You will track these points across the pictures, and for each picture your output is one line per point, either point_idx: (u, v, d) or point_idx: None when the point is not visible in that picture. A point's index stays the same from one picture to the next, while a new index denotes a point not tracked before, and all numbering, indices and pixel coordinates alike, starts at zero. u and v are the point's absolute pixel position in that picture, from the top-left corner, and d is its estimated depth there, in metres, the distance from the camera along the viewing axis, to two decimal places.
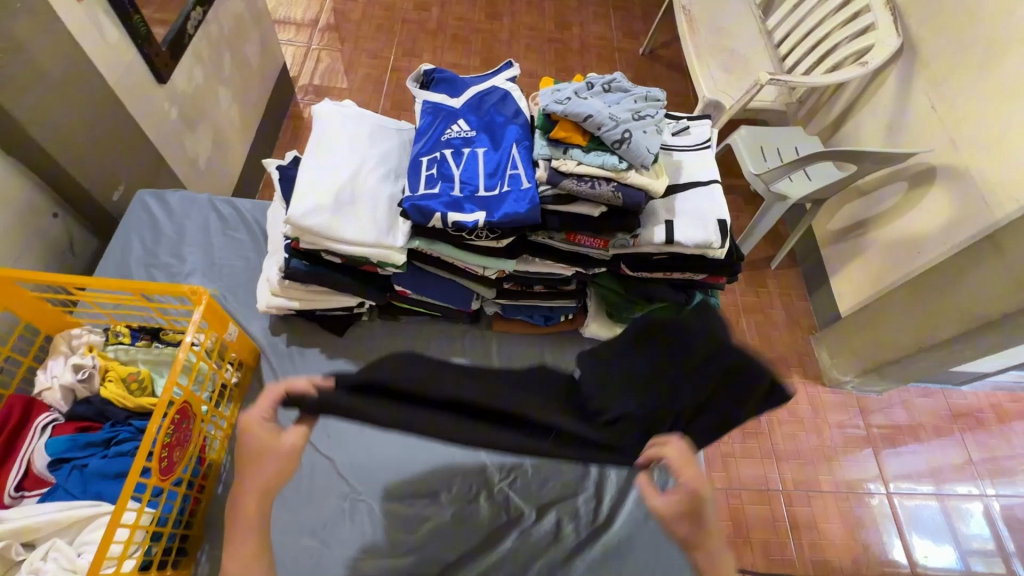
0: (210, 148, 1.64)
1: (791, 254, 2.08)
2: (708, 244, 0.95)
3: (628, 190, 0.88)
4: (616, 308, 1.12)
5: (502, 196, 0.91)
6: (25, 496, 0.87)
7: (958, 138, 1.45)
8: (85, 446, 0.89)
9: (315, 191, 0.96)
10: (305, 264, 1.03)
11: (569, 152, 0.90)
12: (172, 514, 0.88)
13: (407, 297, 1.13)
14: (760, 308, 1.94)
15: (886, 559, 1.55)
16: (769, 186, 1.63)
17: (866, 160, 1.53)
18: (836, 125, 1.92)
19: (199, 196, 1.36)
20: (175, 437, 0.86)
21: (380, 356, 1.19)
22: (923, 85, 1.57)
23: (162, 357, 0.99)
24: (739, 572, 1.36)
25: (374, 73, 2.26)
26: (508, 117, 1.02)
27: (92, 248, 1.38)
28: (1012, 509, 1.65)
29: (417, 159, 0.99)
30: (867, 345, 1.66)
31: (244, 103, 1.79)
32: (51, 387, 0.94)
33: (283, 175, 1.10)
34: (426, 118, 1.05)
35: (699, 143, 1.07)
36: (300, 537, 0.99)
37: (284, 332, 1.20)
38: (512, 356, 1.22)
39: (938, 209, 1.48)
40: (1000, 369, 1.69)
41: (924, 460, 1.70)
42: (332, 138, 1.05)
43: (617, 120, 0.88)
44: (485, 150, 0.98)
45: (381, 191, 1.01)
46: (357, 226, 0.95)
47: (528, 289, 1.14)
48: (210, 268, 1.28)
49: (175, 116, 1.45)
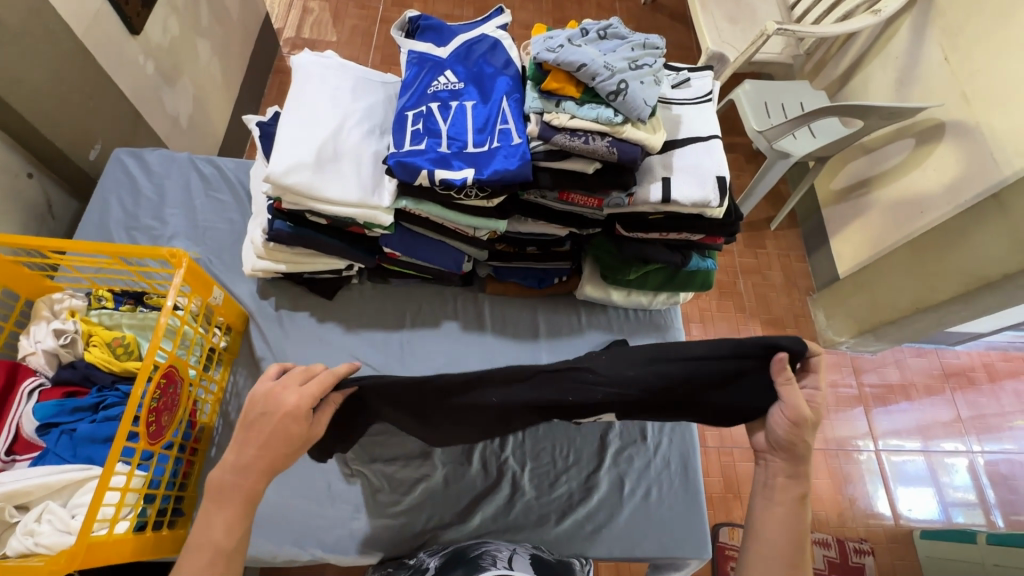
0: (192, 105, 1.57)
1: (791, 215, 2.04)
2: (706, 203, 0.91)
3: (623, 145, 0.84)
4: (610, 271, 1.10)
5: (492, 152, 0.86)
6: (16, 460, 0.87)
7: (969, 92, 1.39)
8: (72, 411, 0.88)
9: (296, 147, 0.92)
10: (289, 225, 1.00)
11: (562, 105, 0.85)
12: (164, 477, 0.89)
13: (397, 259, 1.10)
14: (758, 270, 1.92)
15: (870, 511, 1.59)
16: (772, 143, 1.57)
17: (875, 115, 1.47)
18: (844, 78, 1.84)
19: (179, 154, 1.31)
20: (163, 402, 0.85)
21: (370, 320, 1.18)
22: (937, 35, 1.49)
23: (148, 322, 0.98)
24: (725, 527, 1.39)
25: (362, 25, 2.14)
26: (498, 67, 0.96)
27: (73, 209, 1.33)
28: (996, 464, 1.68)
29: (403, 114, 0.95)
30: (863, 305, 1.65)
31: (225, 57, 1.70)
32: (34, 351, 0.92)
33: (263, 132, 1.05)
34: (411, 69, 0.99)
35: (699, 96, 1.01)
36: (299, 500, 1.00)
37: (272, 295, 1.18)
38: (505, 319, 1.21)
39: (943, 167, 1.44)
40: (994, 329, 1.69)
41: (913, 418, 1.71)
42: (312, 91, 1.00)
43: (612, 69, 0.82)
44: (473, 103, 0.93)
45: (365, 148, 0.96)
46: (340, 185, 0.91)
47: (521, 251, 1.11)
48: (194, 230, 1.24)
49: (151, 70, 1.37)
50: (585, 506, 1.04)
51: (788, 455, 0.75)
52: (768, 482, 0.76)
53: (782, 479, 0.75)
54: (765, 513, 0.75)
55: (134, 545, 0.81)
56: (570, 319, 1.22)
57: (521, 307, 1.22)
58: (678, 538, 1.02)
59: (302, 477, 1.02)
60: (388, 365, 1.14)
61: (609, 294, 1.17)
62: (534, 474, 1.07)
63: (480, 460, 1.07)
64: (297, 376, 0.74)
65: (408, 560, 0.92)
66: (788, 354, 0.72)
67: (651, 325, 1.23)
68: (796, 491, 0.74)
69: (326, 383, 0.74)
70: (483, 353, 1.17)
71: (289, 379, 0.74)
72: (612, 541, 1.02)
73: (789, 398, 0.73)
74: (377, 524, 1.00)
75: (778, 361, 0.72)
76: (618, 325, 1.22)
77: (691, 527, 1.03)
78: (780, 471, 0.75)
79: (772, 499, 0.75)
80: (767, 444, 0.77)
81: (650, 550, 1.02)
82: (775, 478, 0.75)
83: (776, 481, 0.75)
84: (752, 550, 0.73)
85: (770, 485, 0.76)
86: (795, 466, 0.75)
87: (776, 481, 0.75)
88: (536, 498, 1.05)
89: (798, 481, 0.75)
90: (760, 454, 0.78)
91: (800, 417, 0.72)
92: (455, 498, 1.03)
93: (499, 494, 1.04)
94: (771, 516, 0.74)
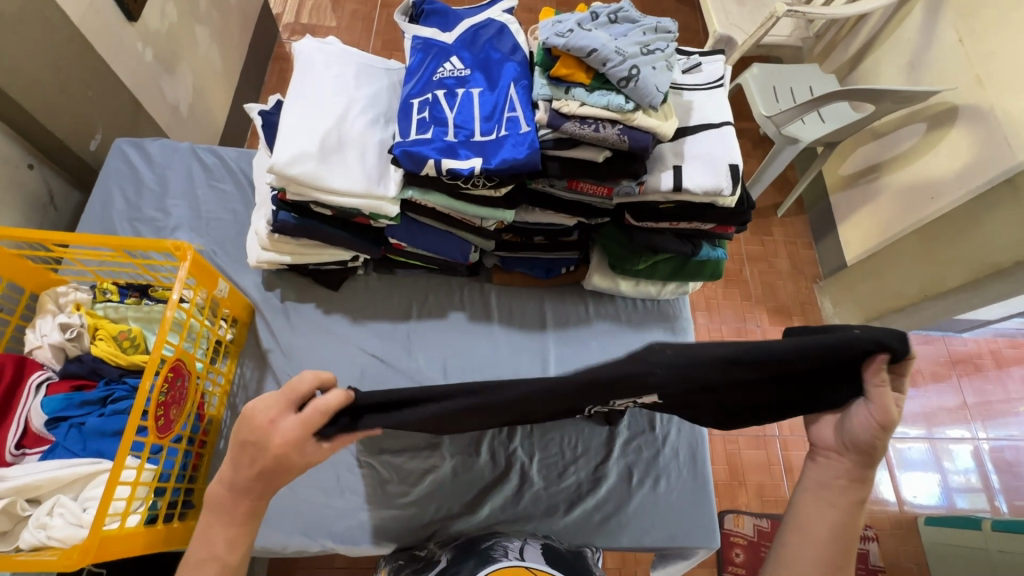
0: (191, 93, 1.55)
1: (799, 201, 2.01)
2: (718, 191, 0.89)
3: (634, 133, 0.82)
4: (619, 260, 1.09)
5: (499, 140, 0.85)
6: (26, 453, 0.87)
7: (984, 75, 1.35)
8: (81, 404, 0.88)
9: (300, 136, 0.90)
10: (294, 216, 0.99)
11: (571, 92, 0.83)
12: (174, 470, 0.89)
13: (403, 250, 1.09)
14: (765, 257, 1.90)
15: (875, 497, 1.59)
16: (781, 129, 1.54)
17: (887, 99, 1.44)
18: (855, 61, 1.80)
19: (181, 144, 1.30)
20: (170, 395, 0.85)
21: (376, 311, 1.17)
22: (953, 16, 1.45)
23: (154, 314, 0.96)
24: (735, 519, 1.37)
25: (362, 10, 2.10)
26: (505, 53, 0.94)
27: (74, 200, 1.32)
28: (1001, 451, 1.68)
29: (408, 102, 0.93)
30: (872, 293, 1.63)
31: (224, 43, 1.67)
32: (41, 345, 0.92)
33: (265, 121, 1.03)
34: (416, 55, 0.97)
35: (710, 81, 0.99)
36: (308, 491, 1.00)
37: (277, 286, 1.17)
38: (512, 309, 1.20)
39: (956, 152, 1.41)
40: (1003, 316, 1.67)
41: (919, 405, 1.71)
42: (315, 79, 0.97)
43: (623, 55, 0.80)
44: (480, 90, 0.91)
45: (370, 137, 0.95)
46: (346, 175, 0.90)
47: (529, 240, 1.10)
48: (197, 221, 1.23)
49: (149, 57, 1.35)
50: (594, 496, 1.04)
51: (852, 457, 0.68)
52: (824, 482, 0.70)
53: (842, 481, 0.69)
54: (815, 512, 0.69)
55: (145, 538, 0.82)
56: (577, 309, 1.21)
57: (528, 297, 1.21)
58: (687, 526, 1.03)
59: (311, 468, 1.02)
60: (394, 356, 1.13)
61: (617, 283, 1.16)
62: (542, 465, 1.07)
63: (488, 451, 1.06)
64: (282, 404, 0.69)
65: (419, 552, 0.94)
66: (889, 355, 0.64)
67: (659, 314, 1.22)
68: (855, 494, 0.68)
69: (311, 422, 0.67)
70: (490, 343, 1.16)
71: (276, 409, 0.68)
72: (621, 530, 1.02)
73: (880, 399, 0.64)
74: (386, 515, 1.00)
75: (877, 358, 0.64)
76: (625, 315, 1.21)
77: (699, 516, 1.04)
78: (840, 473, 0.69)
79: (827, 500, 0.69)
80: (835, 441, 0.70)
81: (658, 539, 1.02)
82: (835, 479, 0.69)
83: (835, 482, 0.69)
84: (792, 542, 0.69)
85: (826, 484, 0.69)
86: (861, 470, 0.68)
87: (831, 480, 0.69)
88: (545, 489, 1.05)
89: (860, 486, 0.69)
90: (817, 451, 0.72)
91: (879, 422, 0.65)
92: (463, 489, 1.03)
93: (506, 486, 1.04)
94: (823, 516, 0.68)
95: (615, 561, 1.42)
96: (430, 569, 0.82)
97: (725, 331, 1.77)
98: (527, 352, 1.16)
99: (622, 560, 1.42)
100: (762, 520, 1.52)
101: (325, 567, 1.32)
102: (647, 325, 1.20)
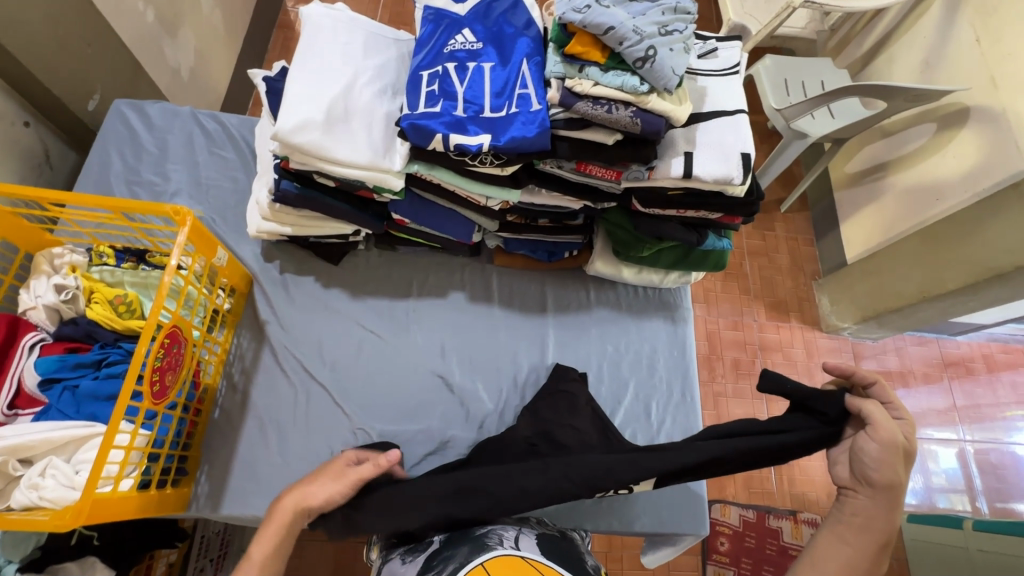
0: (193, 56, 1.51)
1: (803, 198, 2.00)
2: (728, 180, 0.88)
3: (648, 116, 0.80)
4: (623, 247, 1.08)
5: (509, 118, 0.83)
6: (18, 414, 0.86)
7: (998, 76, 1.33)
8: (75, 367, 0.87)
9: (305, 104, 0.88)
10: (296, 186, 0.97)
11: (585, 71, 0.80)
12: (168, 437, 0.89)
13: (405, 226, 1.08)
14: (766, 252, 1.89)
15: None
16: (790, 123, 1.52)
17: (898, 97, 1.41)
18: (869, 57, 1.77)
19: (182, 108, 1.27)
20: (167, 361, 0.84)
21: (375, 288, 1.16)
22: (970, 15, 1.43)
23: (151, 280, 0.95)
24: (699, 534, 1.05)
25: None
26: (519, 28, 0.92)
27: (69, 162, 1.29)
28: (986, 453, 1.70)
29: (417, 73, 0.90)
30: (869, 292, 1.62)
31: (227, 8, 1.63)
32: (35, 306, 0.90)
33: (270, 88, 1.01)
34: (427, 27, 0.95)
35: (727, 67, 0.97)
36: (293, 464, 1.00)
37: (277, 258, 1.16)
38: (512, 292, 1.19)
39: (965, 152, 1.39)
40: (997, 321, 1.68)
41: (909, 406, 1.72)
42: (321, 47, 0.95)
43: (641, 34, 0.77)
44: (492, 65, 0.89)
45: (377, 109, 0.93)
46: (350, 146, 0.88)
47: (533, 222, 1.08)
48: (196, 187, 1.21)
49: (151, 18, 1.30)
50: None
51: (873, 491, 0.67)
52: (839, 516, 0.69)
53: (859, 519, 0.67)
54: (824, 552, 0.67)
55: (137, 502, 0.82)
56: (578, 294, 1.21)
57: (527, 278, 1.21)
58: (671, 513, 1.04)
59: (305, 439, 1.02)
60: (392, 332, 1.13)
61: (620, 270, 1.16)
62: None
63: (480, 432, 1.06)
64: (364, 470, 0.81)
65: None
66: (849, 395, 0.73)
67: (659, 303, 1.21)
68: (876, 538, 0.66)
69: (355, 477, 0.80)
70: (488, 324, 1.16)
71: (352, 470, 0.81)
72: (608, 516, 1.03)
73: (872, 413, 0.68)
74: None
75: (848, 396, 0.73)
76: (626, 302, 1.21)
77: (684, 503, 1.05)
78: (859, 509, 0.67)
79: (844, 537, 0.67)
80: (851, 477, 0.70)
81: (643, 527, 1.03)
82: (854, 516, 0.67)
83: (852, 520, 0.67)
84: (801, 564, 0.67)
85: (843, 521, 0.68)
86: (881, 508, 0.66)
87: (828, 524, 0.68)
88: None
89: (883, 528, 0.66)
90: (841, 490, 0.71)
91: (892, 441, 0.67)
92: None
93: None
94: (833, 556, 0.66)
95: (601, 545, 1.44)
96: (422, 551, 0.78)
97: (721, 324, 1.77)
98: (526, 335, 1.16)
99: (608, 545, 1.44)
100: (748, 510, 1.53)
101: (313, 541, 1.33)
102: (647, 313, 1.20)
